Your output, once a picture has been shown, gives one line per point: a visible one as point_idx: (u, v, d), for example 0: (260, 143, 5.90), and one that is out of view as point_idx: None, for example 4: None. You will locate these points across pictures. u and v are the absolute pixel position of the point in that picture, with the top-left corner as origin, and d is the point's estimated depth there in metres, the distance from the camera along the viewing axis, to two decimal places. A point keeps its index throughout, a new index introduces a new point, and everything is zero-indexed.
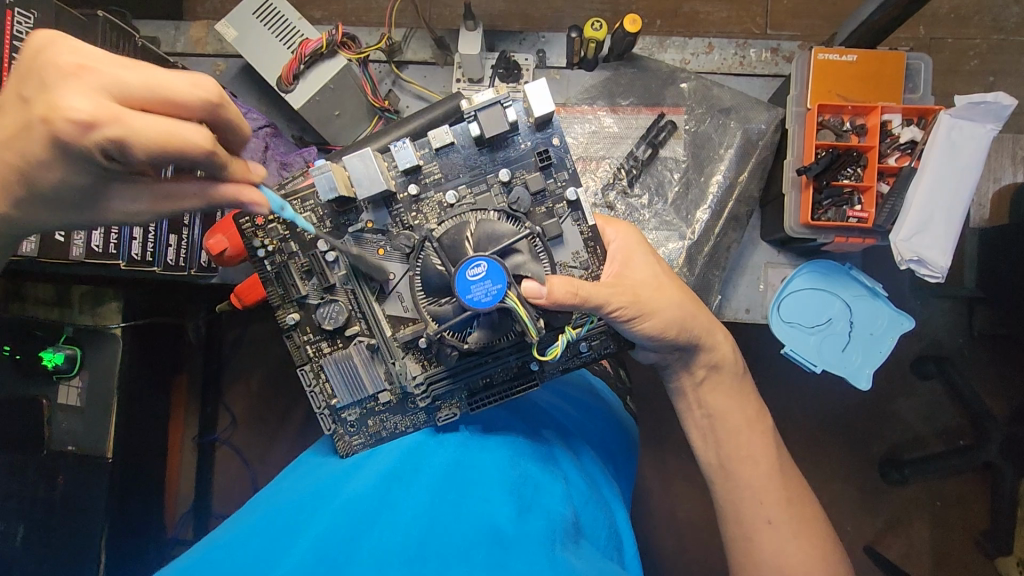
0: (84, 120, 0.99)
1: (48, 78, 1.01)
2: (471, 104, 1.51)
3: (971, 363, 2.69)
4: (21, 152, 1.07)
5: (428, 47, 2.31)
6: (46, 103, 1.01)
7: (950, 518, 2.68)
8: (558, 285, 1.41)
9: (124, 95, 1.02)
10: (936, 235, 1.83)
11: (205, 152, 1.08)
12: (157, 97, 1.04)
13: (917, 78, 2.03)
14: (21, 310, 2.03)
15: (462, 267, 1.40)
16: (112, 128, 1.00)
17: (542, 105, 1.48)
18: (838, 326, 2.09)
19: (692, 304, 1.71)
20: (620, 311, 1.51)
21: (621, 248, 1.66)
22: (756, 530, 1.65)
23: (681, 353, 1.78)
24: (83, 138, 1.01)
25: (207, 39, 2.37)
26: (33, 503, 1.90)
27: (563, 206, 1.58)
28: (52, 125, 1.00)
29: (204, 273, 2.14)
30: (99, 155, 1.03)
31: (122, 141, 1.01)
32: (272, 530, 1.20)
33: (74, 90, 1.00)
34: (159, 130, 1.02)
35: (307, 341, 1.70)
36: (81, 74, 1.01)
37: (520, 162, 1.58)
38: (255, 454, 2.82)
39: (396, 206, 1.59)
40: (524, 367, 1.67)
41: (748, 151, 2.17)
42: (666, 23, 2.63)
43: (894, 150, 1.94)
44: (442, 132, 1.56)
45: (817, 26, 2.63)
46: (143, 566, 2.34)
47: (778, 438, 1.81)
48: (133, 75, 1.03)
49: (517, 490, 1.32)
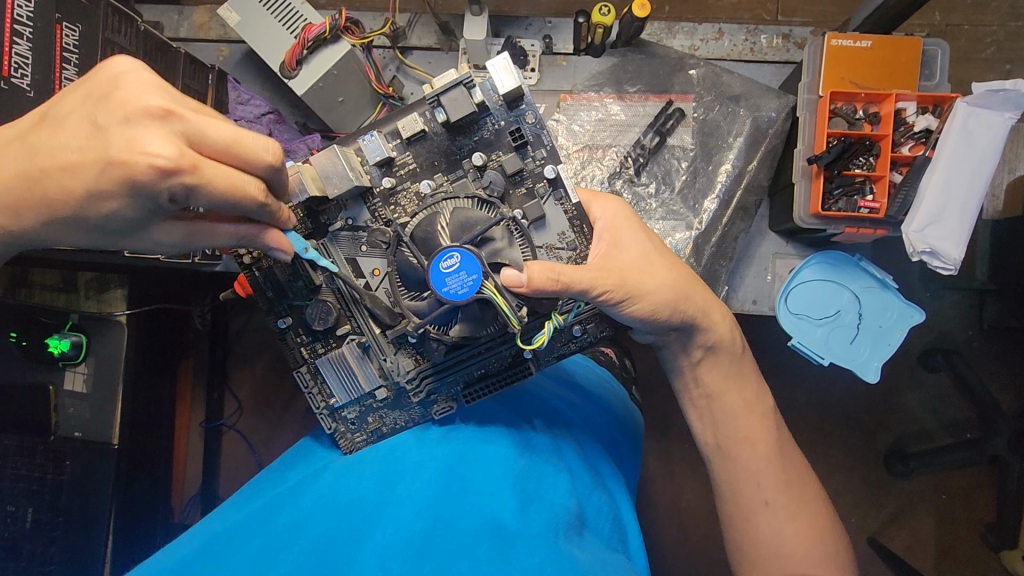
0: (166, 167, 1.09)
1: (132, 118, 1.10)
2: (432, 89, 1.47)
3: (980, 355, 2.66)
4: (85, 180, 1.13)
5: (433, 33, 2.27)
6: (128, 143, 1.10)
7: (956, 511, 2.67)
8: (537, 271, 1.35)
9: (198, 143, 1.15)
10: (950, 225, 1.79)
11: (257, 201, 1.24)
12: (228, 149, 1.17)
13: (934, 65, 1.98)
14: (29, 296, 2.06)
15: (434, 260, 1.37)
16: (190, 175, 1.12)
17: (506, 83, 1.45)
18: (847, 317, 2.07)
19: (684, 282, 1.66)
20: (605, 294, 1.48)
21: (609, 227, 1.62)
22: (753, 512, 1.64)
23: (678, 333, 1.73)
24: (158, 182, 1.10)
25: (210, 25, 2.35)
26: (42, 485, 1.94)
27: (543, 185, 1.56)
28: (133, 168, 1.09)
29: (209, 262, 2.10)
30: (167, 197, 1.13)
31: (193, 189, 1.13)
32: (273, 525, 1.20)
33: (160, 133, 1.11)
34: (227, 177, 1.16)
35: (300, 343, 1.70)
36: (169, 118, 1.12)
37: (493, 145, 1.55)
38: (259, 440, 2.85)
39: (372, 200, 1.57)
40: (517, 356, 1.65)
41: (757, 140, 2.13)
42: (675, 9, 2.58)
43: (907, 139, 1.90)
44: (410, 121, 1.52)
45: (830, 12, 2.57)
46: (149, 548, 2.37)
47: (779, 422, 1.80)
48: (212, 129, 1.16)
49: (519, 483, 1.31)
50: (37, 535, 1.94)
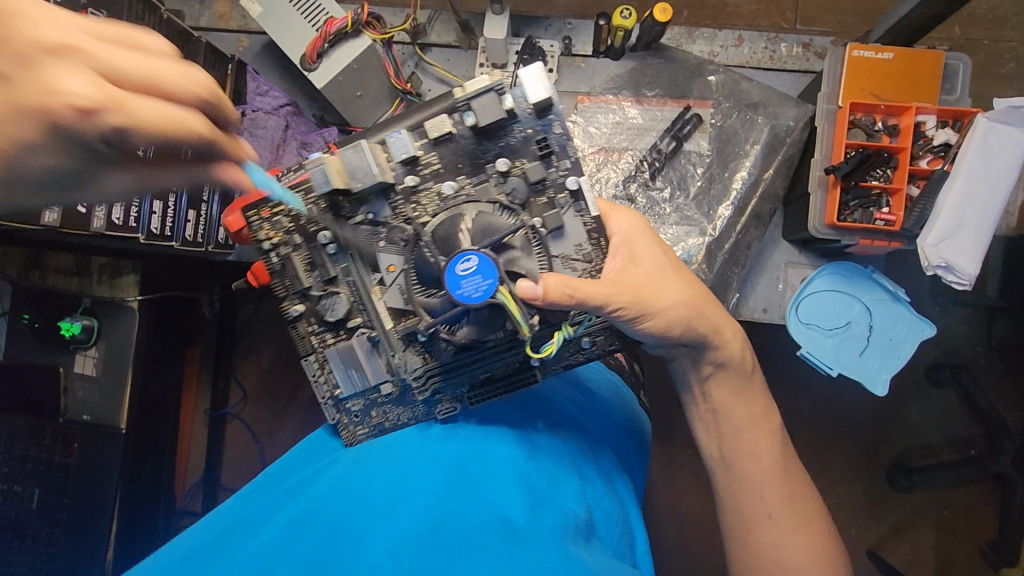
0: (86, 107, 1.02)
1: (34, 57, 1.01)
2: (463, 92, 1.48)
3: (988, 373, 2.66)
4: (8, 135, 1.04)
5: (452, 31, 2.29)
6: (39, 86, 1.02)
7: (956, 527, 2.66)
8: (552, 284, 1.38)
9: (117, 78, 1.05)
10: (966, 239, 1.78)
11: (201, 136, 1.11)
12: (147, 84, 1.07)
13: (955, 79, 1.98)
14: (42, 280, 2.07)
15: (452, 262, 1.38)
16: (115, 113, 1.03)
17: (539, 91, 1.45)
18: (857, 329, 2.07)
19: (699, 299, 1.68)
20: (620, 309, 1.49)
21: (624, 240, 1.65)
22: (756, 523, 1.64)
23: (689, 349, 1.73)
24: (85, 124, 1.03)
25: (232, 15, 2.37)
26: (50, 467, 1.98)
27: (564, 196, 1.55)
28: (51, 111, 1.02)
29: (221, 251, 2.15)
30: (98, 139, 1.05)
31: (123, 128, 1.04)
32: (285, 514, 1.22)
33: (70, 70, 1.02)
34: (159, 115, 1.06)
35: (311, 332, 1.71)
36: (72, 54, 1.02)
37: (519, 151, 1.54)
38: (263, 430, 2.87)
39: (394, 197, 1.56)
40: (525, 363, 1.64)
41: (774, 148, 2.12)
42: (694, 14, 2.58)
43: (926, 152, 1.88)
44: (439, 120, 1.51)
45: (849, 22, 2.56)
46: (151, 533, 2.39)
47: (786, 437, 1.78)
48: (131, 65, 1.06)
49: (529, 484, 1.32)
50: (42, 516, 1.98)
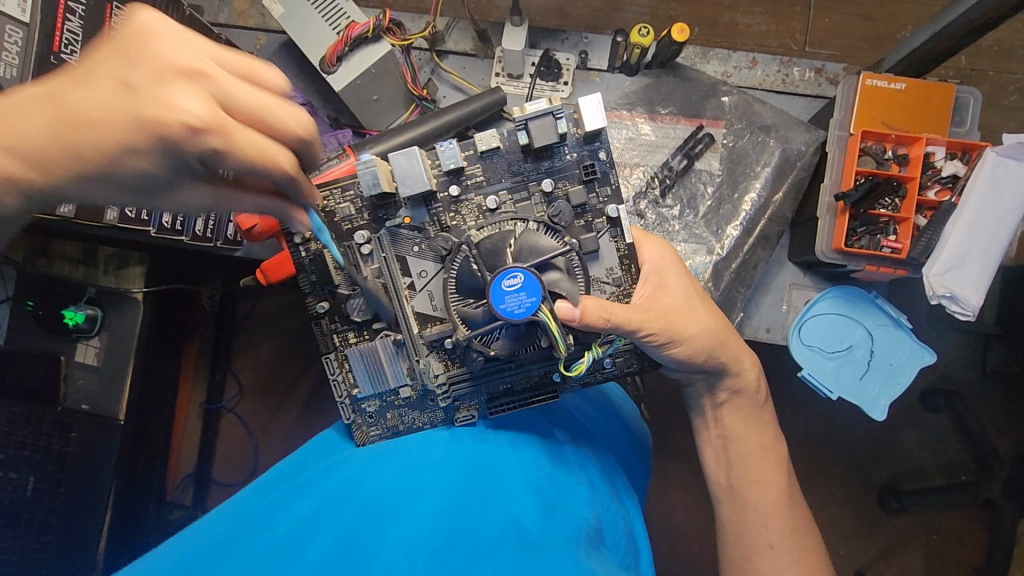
0: (196, 125, 1.03)
1: (165, 74, 1.03)
2: (521, 113, 1.51)
3: (982, 400, 2.68)
4: (115, 137, 1.02)
5: (469, 39, 2.31)
6: (158, 100, 1.02)
7: (945, 551, 2.69)
8: (591, 308, 1.41)
9: (230, 108, 1.08)
10: (970, 272, 1.81)
11: (286, 175, 1.16)
12: (258, 118, 1.11)
13: (965, 112, 2.01)
14: (48, 267, 2.07)
15: (498, 277, 1.41)
16: (218, 136, 1.05)
17: (595, 120, 1.50)
18: (859, 353, 2.09)
19: (722, 329, 1.73)
20: (649, 335, 1.53)
21: (655, 268, 1.66)
22: (756, 552, 1.65)
23: (705, 375, 1.80)
24: (189, 141, 1.04)
25: (250, 13, 2.40)
26: (46, 455, 1.92)
27: (602, 221, 1.59)
28: (164, 125, 1.02)
29: (228, 246, 2.12)
30: (195, 158, 1.06)
31: (219, 152, 1.06)
32: (300, 510, 1.21)
33: (190, 91, 1.04)
34: (255, 145, 1.09)
35: (333, 330, 1.70)
36: (198, 79, 1.05)
37: (563, 174, 1.59)
38: (257, 425, 2.86)
39: (434, 205, 1.59)
40: (546, 377, 1.66)
41: (785, 171, 2.15)
42: (705, 32, 2.60)
43: (934, 183, 1.91)
44: (488, 135, 1.56)
45: (858, 47, 2.60)
46: (143, 523, 2.37)
47: (791, 470, 1.82)
48: (243, 93, 1.09)
49: (541, 493, 1.33)
50: (37, 505, 1.92)
